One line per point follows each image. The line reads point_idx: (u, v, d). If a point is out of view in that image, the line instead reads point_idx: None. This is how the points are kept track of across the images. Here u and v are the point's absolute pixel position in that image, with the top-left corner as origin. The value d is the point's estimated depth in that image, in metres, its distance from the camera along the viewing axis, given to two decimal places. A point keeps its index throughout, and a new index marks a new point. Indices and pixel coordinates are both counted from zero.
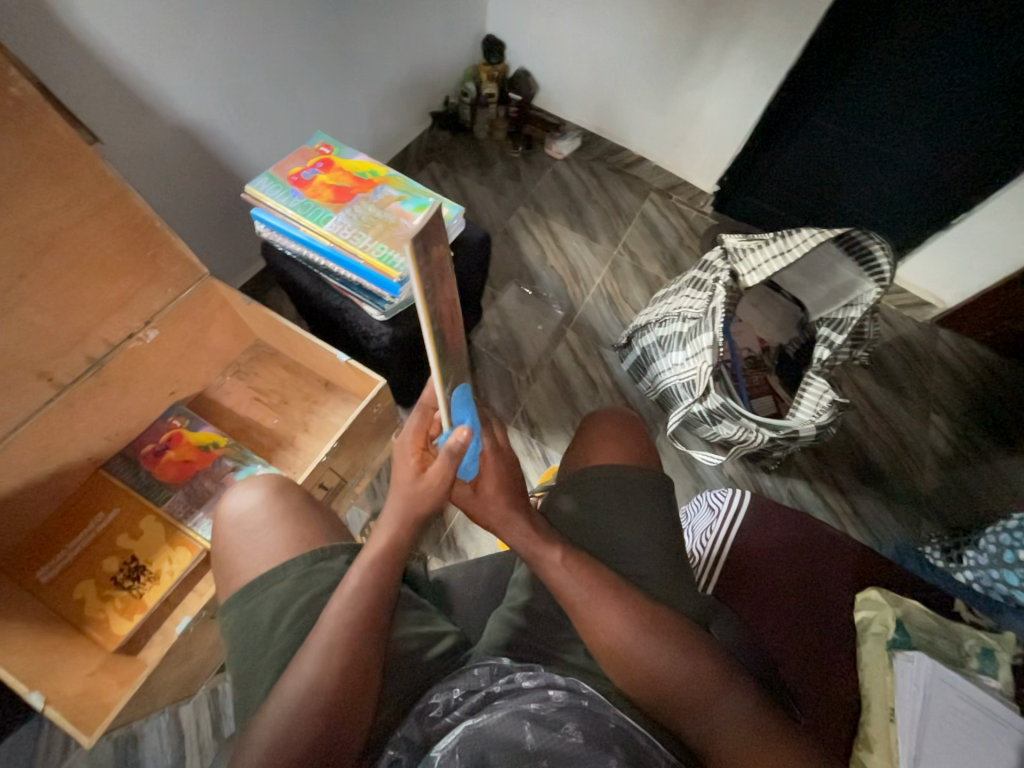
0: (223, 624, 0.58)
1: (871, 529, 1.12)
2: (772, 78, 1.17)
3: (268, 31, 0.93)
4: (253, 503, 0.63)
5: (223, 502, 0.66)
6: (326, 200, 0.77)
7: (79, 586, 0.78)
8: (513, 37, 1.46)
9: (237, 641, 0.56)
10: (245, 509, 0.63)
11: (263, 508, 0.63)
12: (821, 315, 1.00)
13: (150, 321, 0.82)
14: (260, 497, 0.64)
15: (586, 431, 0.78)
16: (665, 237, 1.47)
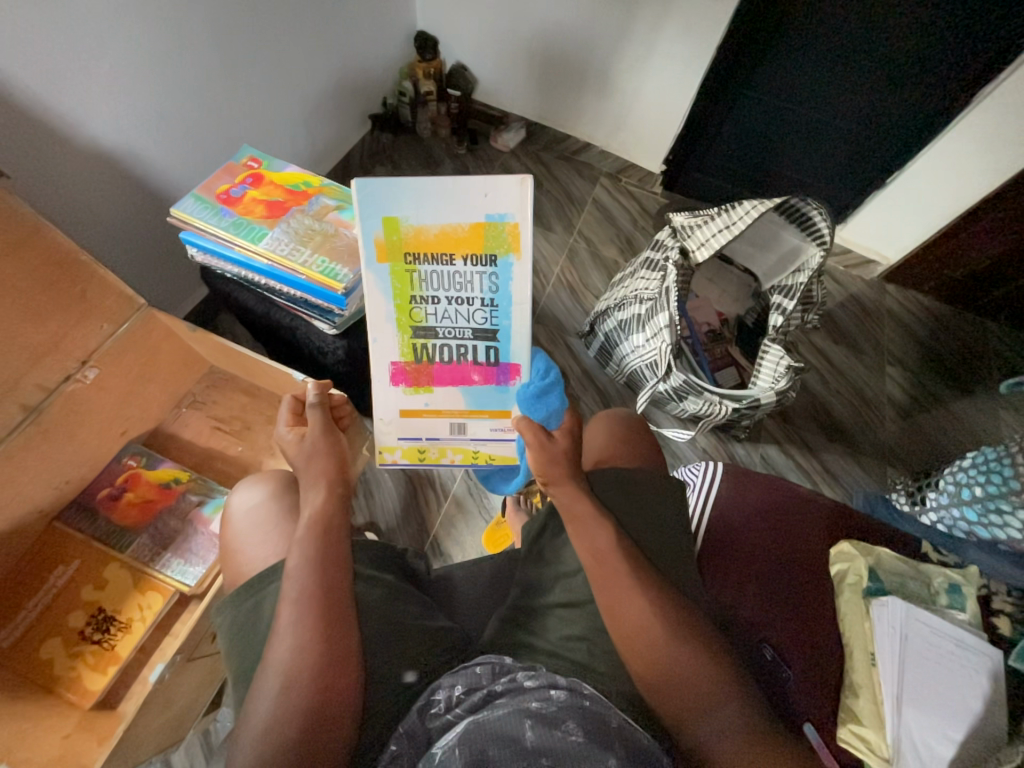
0: (219, 626, 0.57)
1: (841, 483, 1.16)
2: (703, 56, 1.19)
3: (183, 46, 0.89)
4: (259, 503, 0.65)
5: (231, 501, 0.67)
6: (260, 216, 0.75)
7: (45, 646, 0.75)
8: (445, 32, 1.44)
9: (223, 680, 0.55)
10: (250, 506, 0.65)
11: (269, 507, 0.65)
12: (773, 283, 1.03)
13: (88, 360, 0.78)
14: (266, 495, 0.66)
15: (595, 428, 0.79)
16: (619, 220, 1.48)
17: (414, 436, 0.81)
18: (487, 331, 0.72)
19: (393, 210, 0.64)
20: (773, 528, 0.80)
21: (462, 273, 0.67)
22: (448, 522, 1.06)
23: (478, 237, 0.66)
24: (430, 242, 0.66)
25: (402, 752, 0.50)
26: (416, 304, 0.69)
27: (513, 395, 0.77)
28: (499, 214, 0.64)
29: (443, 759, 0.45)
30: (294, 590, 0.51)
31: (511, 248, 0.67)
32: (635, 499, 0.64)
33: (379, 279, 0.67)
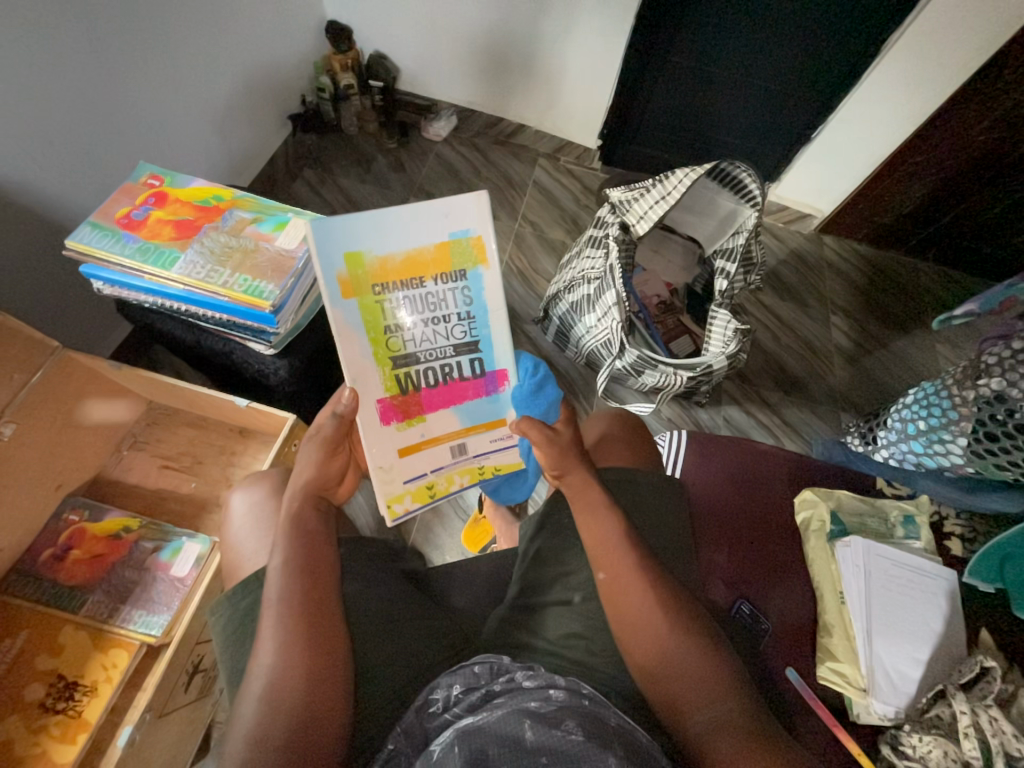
0: (214, 624, 0.55)
1: (801, 433, 1.21)
2: (622, 27, 1.17)
3: (60, 60, 0.81)
4: (259, 505, 0.64)
5: (228, 503, 0.66)
6: (169, 239, 0.69)
7: (4, 725, 0.70)
8: (357, 20, 1.36)
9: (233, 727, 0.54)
10: (244, 510, 0.64)
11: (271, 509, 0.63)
12: (716, 248, 1.04)
13: (2, 415, 0.72)
14: (268, 496, 0.64)
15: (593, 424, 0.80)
16: (563, 200, 1.47)
17: (417, 474, 0.71)
18: (470, 346, 0.66)
19: (349, 240, 0.58)
20: (738, 487, 0.82)
21: (435, 292, 0.62)
22: (426, 527, 1.04)
23: (444, 256, 0.62)
24: (396, 270, 0.60)
25: (399, 750, 0.50)
26: (391, 334, 0.62)
27: (507, 401, 0.70)
28: (461, 230, 0.61)
29: (441, 755, 0.45)
30: (275, 598, 0.49)
31: (479, 260, 0.63)
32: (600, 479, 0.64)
33: (346, 316, 0.60)
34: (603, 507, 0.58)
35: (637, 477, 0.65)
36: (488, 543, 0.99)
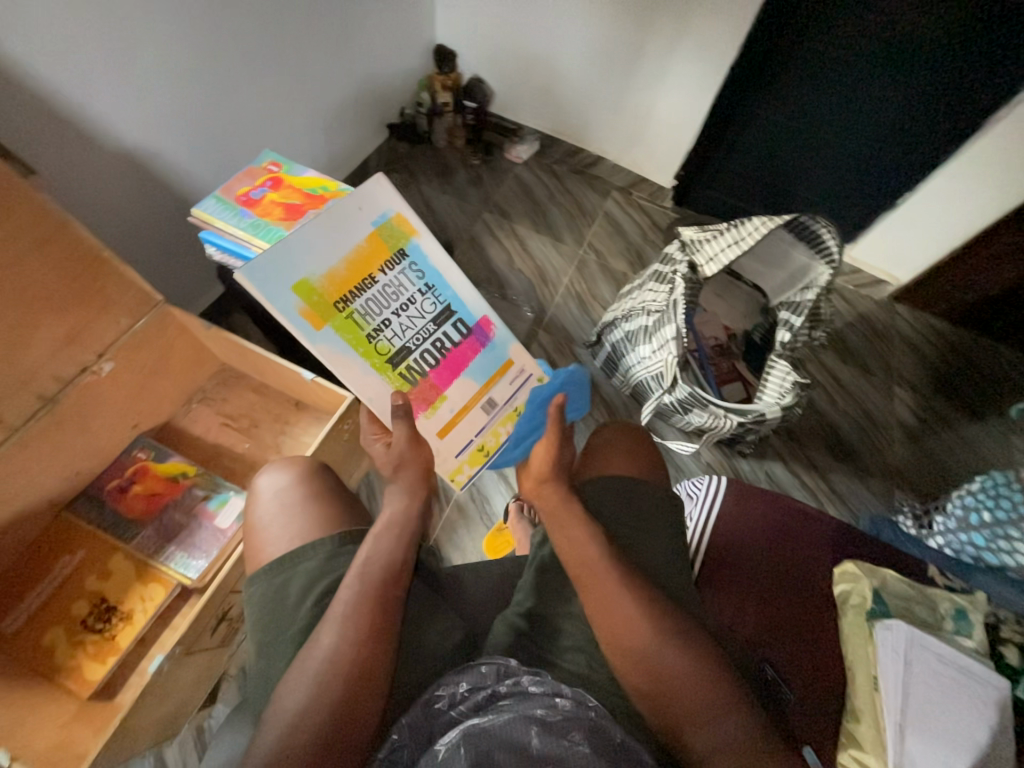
0: (250, 596, 0.60)
1: (848, 504, 1.15)
2: (715, 75, 1.22)
3: (213, 57, 0.92)
4: (286, 491, 0.66)
5: (253, 486, 0.68)
6: (278, 218, 0.76)
7: (49, 632, 0.76)
8: (465, 46, 1.47)
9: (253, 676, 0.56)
10: (274, 495, 0.66)
11: (296, 497, 0.65)
12: (781, 299, 1.03)
13: (105, 352, 0.80)
14: (294, 484, 0.66)
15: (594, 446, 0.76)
16: (630, 233, 1.49)
17: (464, 444, 0.86)
18: (439, 311, 0.83)
19: (299, 271, 0.69)
20: (775, 544, 0.79)
21: (389, 281, 0.77)
22: (451, 526, 1.06)
23: (378, 244, 0.76)
24: (345, 278, 0.73)
25: (403, 743, 0.50)
26: (376, 337, 0.76)
27: (501, 347, 0.88)
28: (372, 227, 0.76)
29: (447, 756, 0.45)
30: (351, 589, 0.52)
31: (406, 233, 0.79)
32: (613, 500, 0.66)
33: (331, 338, 0.72)
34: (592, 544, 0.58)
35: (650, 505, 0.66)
36: (508, 553, 0.99)
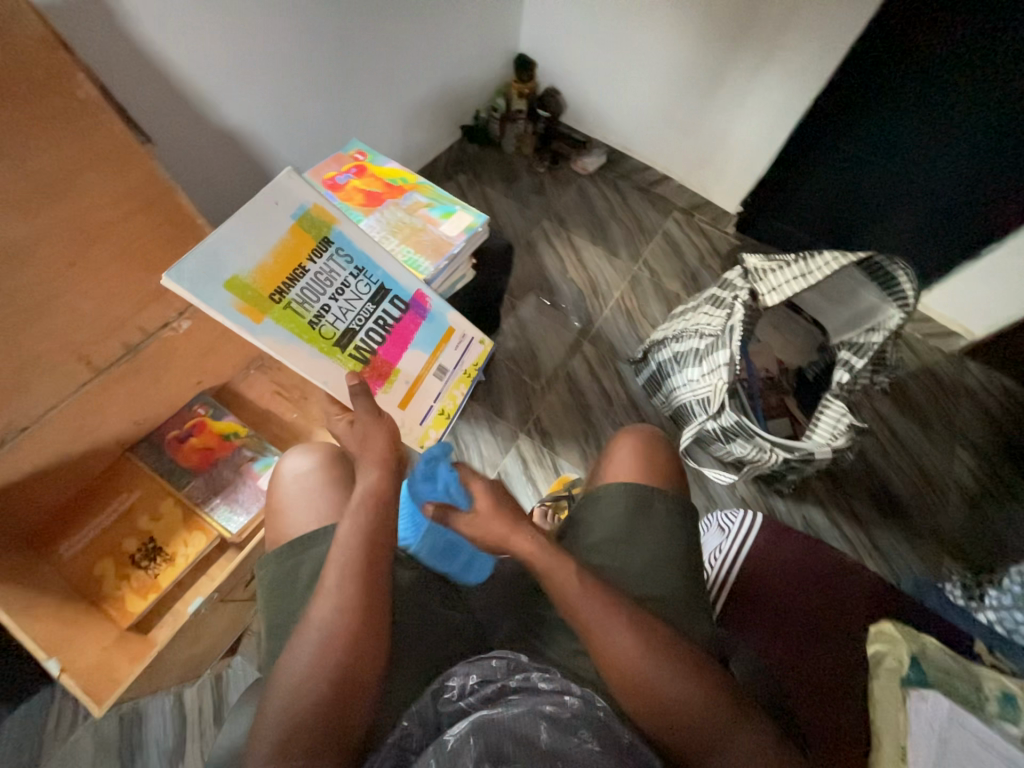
0: (261, 577, 0.62)
1: (890, 562, 1.08)
2: (798, 105, 1.20)
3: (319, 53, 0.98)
4: (307, 473, 0.69)
5: (281, 465, 0.71)
6: (358, 204, 0.82)
7: (100, 562, 0.82)
8: (545, 57, 1.50)
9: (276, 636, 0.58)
10: (302, 472, 0.69)
11: (317, 481, 0.68)
12: (842, 338, 0.98)
13: (184, 312, 0.85)
14: (318, 467, 0.70)
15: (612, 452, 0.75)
16: (687, 255, 1.48)
17: (428, 410, 0.82)
18: (376, 292, 0.75)
19: (224, 267, 0.63)
20: (808, 587, 0.77)
21: (320, 269, 0.70)
22: None
23: (302, 234, 0.68)
24: (275, 269, 0.66)
25: (412, 731, 0.50)
26: (318, 324, 0.70)
27: (439, 315, 0.82)
28: (292, 218, 0.67)
29: (456, 746, 0.45)
30: (341, 554, 0.53)
31: (329, 221, 0.70)
32: (638, 517, 0.66)
33: (274, 330, 0.65)
34: (583, 575, 0.55)
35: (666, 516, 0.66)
36: None
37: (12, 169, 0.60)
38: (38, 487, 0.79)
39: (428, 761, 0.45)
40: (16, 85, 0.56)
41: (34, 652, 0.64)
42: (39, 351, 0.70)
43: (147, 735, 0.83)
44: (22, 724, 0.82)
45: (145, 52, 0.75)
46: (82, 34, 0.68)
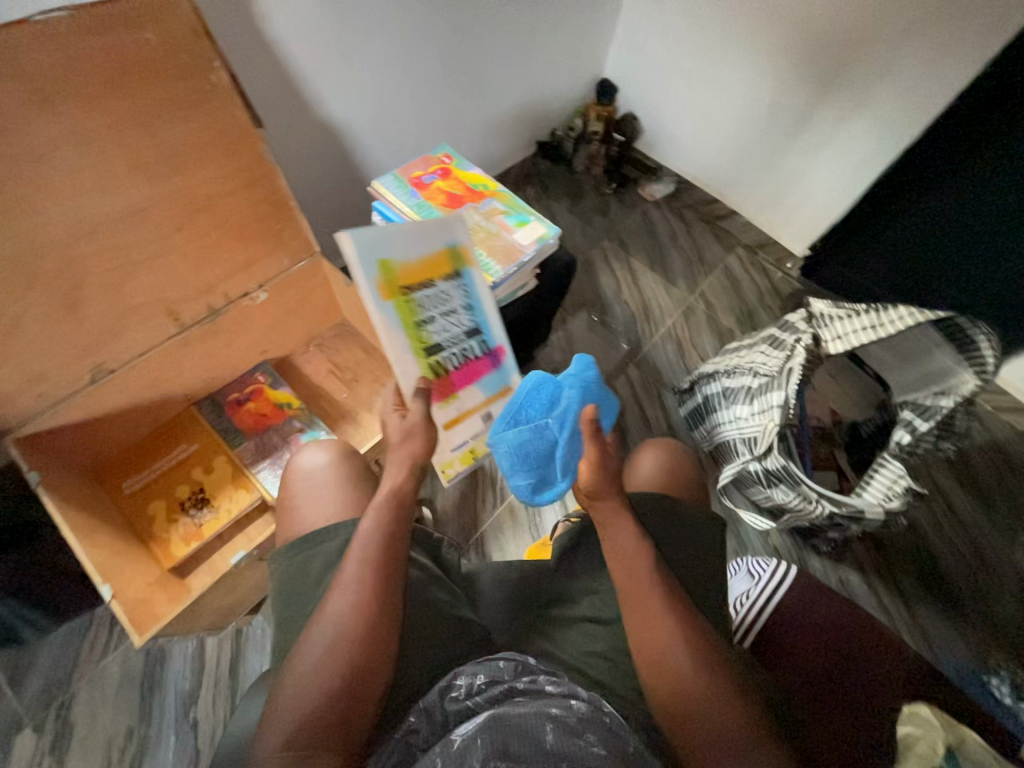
0: (272, 571, 0.61)
1: (929, 643, 1.01)
2: (883, 155, 1.17)
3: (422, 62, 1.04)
4: (320, 469, 0.70)
5: (296, 457, 0.72)
6: (440, 203, 0.85)
7: (153, 503, 0.87)
8: (629, 83, 1.53)
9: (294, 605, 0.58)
10: (319, 465, 0.71)
11: (330, 477, 0.70)
12: (906, 397, 0.93)
13: (264, 284, 0.91)
14: (331, 464, 0.71)
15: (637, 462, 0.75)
16: (746, 292, 1.45)
17: (462, 442, 0.83)
18: (474, 329, 0.81)
19: (383, 252, 0.71)
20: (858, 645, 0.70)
21: (446, 291, 0.76)
22: (497, 526, 1.06)
23: (445, 260, 0.76)
24: (415, 272, 0.74)
25: (418, 729, 0.49)
26: (422, 327, 0.75)
27: (509, 373, 0.85)
28: (443, 245, 0.76)
29: (463, 745, 0.44)
30: (368, 524, 0.53)
31: (468, 262, 0.78)
32: (658, 519, 0.61)
33: (388, 315, 0.72)
34: (637, 564, 0.53)
35: (692, 521, 0.63)
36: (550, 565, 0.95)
37: (148, 139, 0.68)
38: (113, 425, 0.86)
39: (435, 759, 0.44)
40: (163, 67, 0.65)
41: (91, 574, 0.68)
42: (138, 302, 0.78)
43: (166, 676, 0.88)
44: (61, 641, 0.88)
45: (274, 49, 0.82)
46: (225, 27, 0.75)
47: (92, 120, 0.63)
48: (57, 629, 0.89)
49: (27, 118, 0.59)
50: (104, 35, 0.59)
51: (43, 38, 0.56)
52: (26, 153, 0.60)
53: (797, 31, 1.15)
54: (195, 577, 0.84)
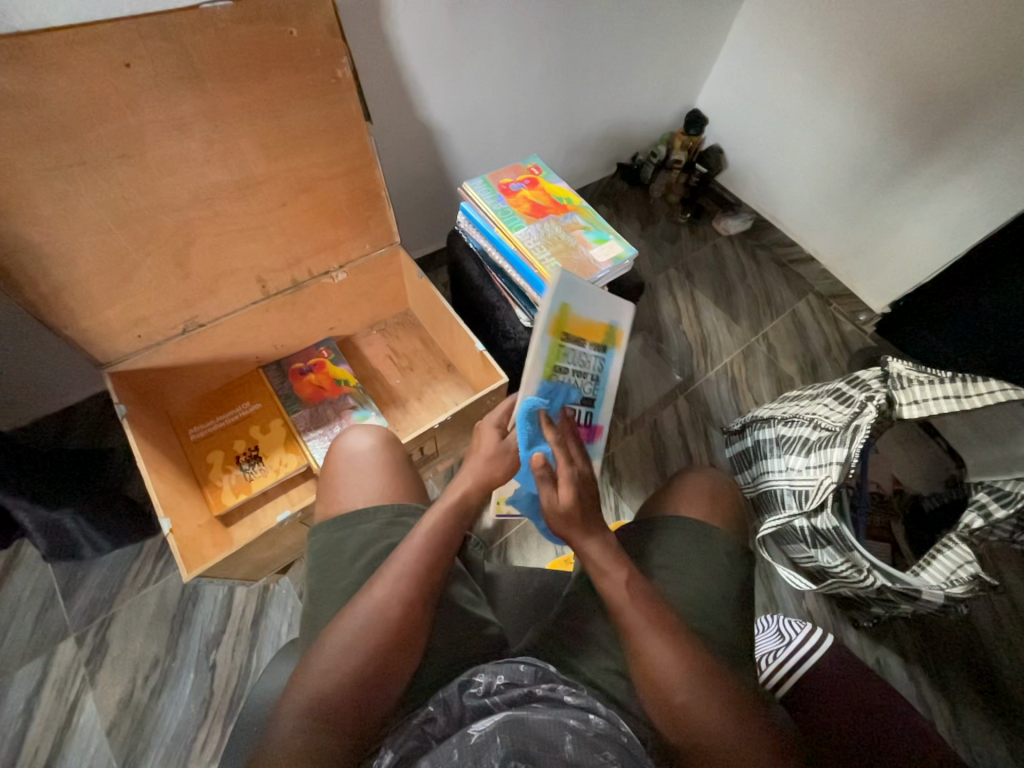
0: (310, 545, 0.60)
1: (972, 750, 0.92)
2: (988, 218, 1.11)
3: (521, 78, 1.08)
4: (362, 450, 0.67)
5: (343, 436, 0.70)
6: (523, 211, 0.88)
7: (212, 452, 0.94)
8: (720, 117, 1.52)
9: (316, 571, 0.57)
10: (363, 448, 0.67)
11: (373, 460, 0.66)
12: (984, 478, 0.86)
13: (344, 265, 0.97)
14: (376, 446, 0.68)
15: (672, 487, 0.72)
16: (812, 341, 1.39)
17: None
18: (590, 402, 0.75)
19: (571, 297, 0.69)
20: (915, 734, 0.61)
21: (590, 356, 0.72)
22: (523, 534, 1.06)
23: (603, 332, 0.74)
24: (580, 328, 0.71)
25: (435, 717, 0.46)
26: (556, 375, 0.68)
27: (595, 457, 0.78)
28: (608, 319, 0.74)
29: (480, 744, 0.42)
30: (430, 523, 0.53)
31: (616, 345, 0.77)
32: (691, 547, 0.63)
33: (542, 348, 0.67)
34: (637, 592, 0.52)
35: (716, 549, 0.63)
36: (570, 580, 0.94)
37: (272, 121, 0.74)
38: (190, 374, 0.93)
39: (450, 754, 0.42)
40: (297, 59, 0.71)
41: (155, 508, 0.74)
42: (234, 266, 0.85)
43: (195, 616, 0.93)
44: (111, 566, 0.96)
45: (393, 52, 0.88)
46: (354, 27, 0.81)
47: (230, 99, 0.69)
48: (109, 554, 0.96)
49: (178, 91, 0.65)
50: (255, 26, 0.66)
51: (206, 24, 0.63)
52: (171, 122, 0.67)
53: (909, 83, 1.11)
54: (237, 528, 0.91)
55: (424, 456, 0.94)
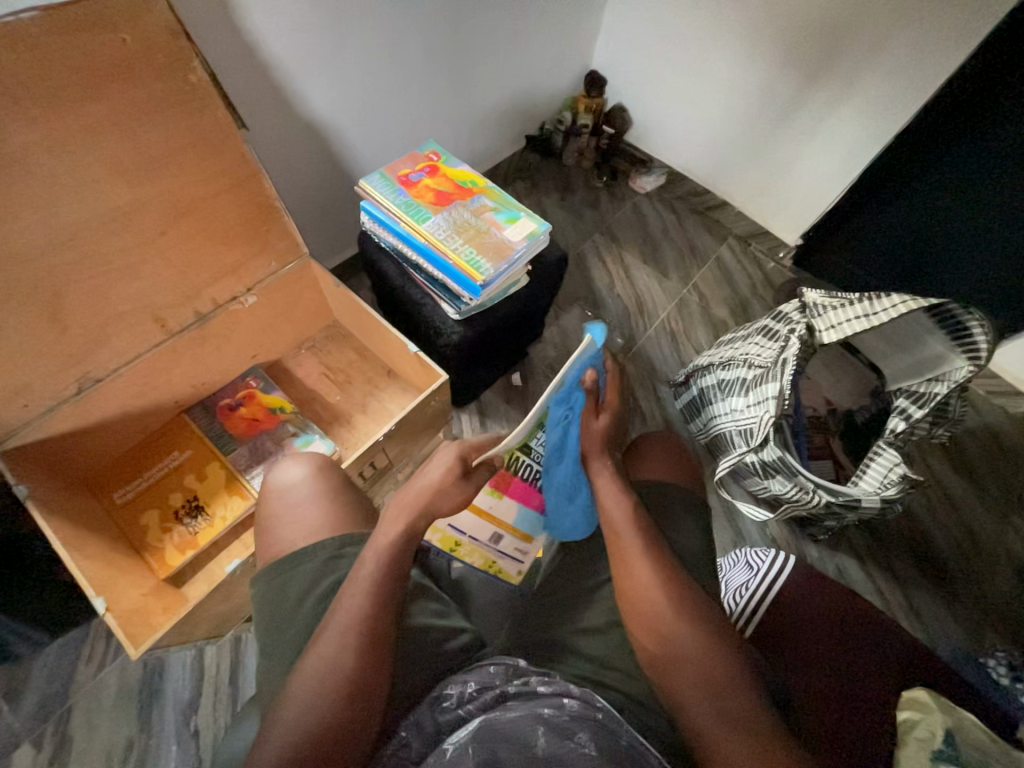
0: (253, 594, 0.57)
1: (927, 627, 1.01)
2: (875, 142, 1.17)
3: (405, 59, 1.02)
4: (295, 484, 0.64)
5: (273, 471, 0.67)
6: (428, 202, 0.85)
7: (146, 512, 0.86)
8: (616, 73, 1.51)
9: (265, 616, 0.54)
10: (293, 482, 0.64)
11: (307, 492, 0.63)
12: (901, 385, 0.93)
13: (252, 288, 0.90)
14: (310, 476, 0.65)
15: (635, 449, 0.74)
16: (738, 283, 1.45)
17: (458, 527, 0.78)
18: None
19: None
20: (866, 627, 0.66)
21: None
22: None
23: None
24: None
25: (409, 742, 0.45)
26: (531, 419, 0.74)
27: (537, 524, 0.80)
28: None
29: (453, 756, 0.41)
30: (369, 566, 0.50)
31: None
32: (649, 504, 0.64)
33: None
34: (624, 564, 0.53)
35: (674, 498, 0.65)
36: None
37: (127, 142, 0.67)
38: (100, 434, 0.85)
39: None
40: (139, 68, 0.63)
41: (84, 589, 0.67)
42: (121, 309, 0.77)
43: (165, 685, 0.87)
44: (55, 660, 0.87)
45: (255, 47, 0.81)
46: (201, 24, 0.73)
47: (69, 124, 0.61)
48: (52, 644, 0.88)
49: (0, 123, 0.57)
50: (76, 36, 0.58)
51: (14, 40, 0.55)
52: (3, 159, 0.59)
53: (782, 20, 1.15)
54: (191, 586, 0.85)
55: (376, 471, 0.91)
